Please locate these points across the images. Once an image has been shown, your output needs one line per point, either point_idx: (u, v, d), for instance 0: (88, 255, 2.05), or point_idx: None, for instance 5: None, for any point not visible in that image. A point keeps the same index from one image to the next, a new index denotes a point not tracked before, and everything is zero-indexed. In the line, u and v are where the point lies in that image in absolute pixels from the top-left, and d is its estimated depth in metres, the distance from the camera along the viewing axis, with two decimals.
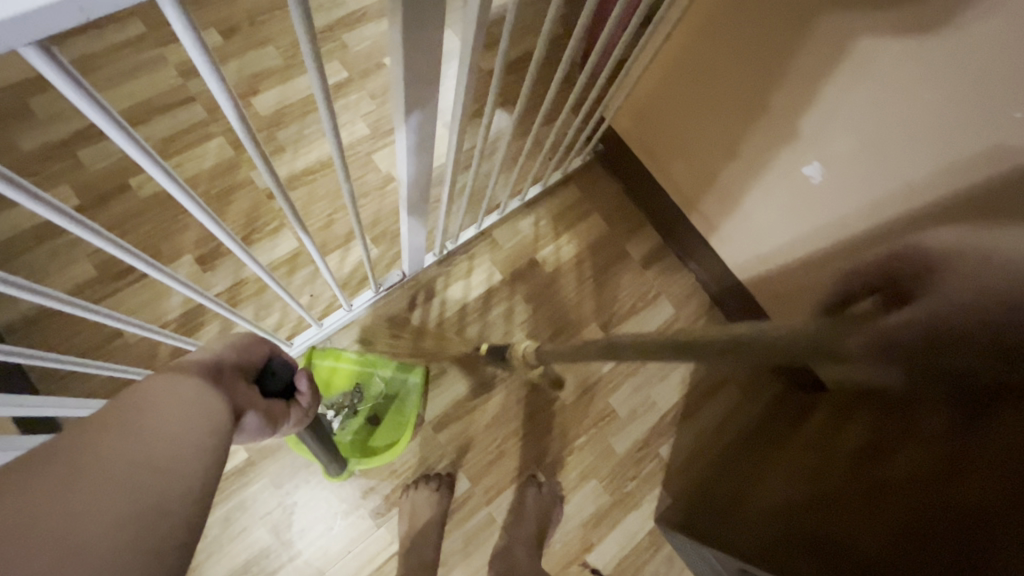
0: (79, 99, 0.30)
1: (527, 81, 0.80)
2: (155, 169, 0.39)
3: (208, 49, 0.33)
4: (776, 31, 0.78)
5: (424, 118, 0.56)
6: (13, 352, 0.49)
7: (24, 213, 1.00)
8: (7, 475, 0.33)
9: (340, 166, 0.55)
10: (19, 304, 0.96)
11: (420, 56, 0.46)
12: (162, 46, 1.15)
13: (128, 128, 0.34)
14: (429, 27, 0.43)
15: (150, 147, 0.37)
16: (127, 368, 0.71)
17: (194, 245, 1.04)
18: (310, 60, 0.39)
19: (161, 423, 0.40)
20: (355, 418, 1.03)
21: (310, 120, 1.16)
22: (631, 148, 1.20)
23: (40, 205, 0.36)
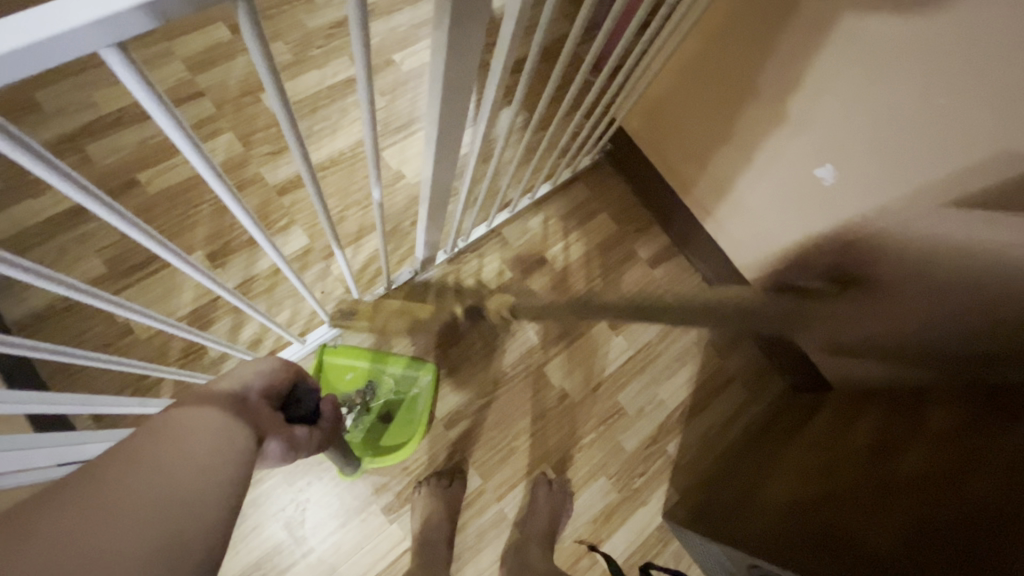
0: (145, 95, 0.31)
1: (556, 68, 0.81)
2: (202, 164, 0.39)
3: (260, 37, 0.33)
4: (792, 30, 0.78)
5: (455, 111, 0.57)
6: (38, 347, 0.48)
7: (30, 209, 0.99)
8: (51, 497, 0.35)
9: (370, 147, 0.56)
10: (27, 300, 0.95)
11: (460, 48, 0.46)
12: (170, 41, 1.14)
13: (174, 112, 0.34)
14: (473, 20, 0.43)
15: (196, 137, 0.37)
16: (181, 371, 0.81)
17: (205, 241, 1.04)
18: (355, 43, 0.39)
19: (191, 450, 0.42)
20: (367, 414, 1.03)
21: (320, 117, 1.16)
22: (639, 143, 1.20)
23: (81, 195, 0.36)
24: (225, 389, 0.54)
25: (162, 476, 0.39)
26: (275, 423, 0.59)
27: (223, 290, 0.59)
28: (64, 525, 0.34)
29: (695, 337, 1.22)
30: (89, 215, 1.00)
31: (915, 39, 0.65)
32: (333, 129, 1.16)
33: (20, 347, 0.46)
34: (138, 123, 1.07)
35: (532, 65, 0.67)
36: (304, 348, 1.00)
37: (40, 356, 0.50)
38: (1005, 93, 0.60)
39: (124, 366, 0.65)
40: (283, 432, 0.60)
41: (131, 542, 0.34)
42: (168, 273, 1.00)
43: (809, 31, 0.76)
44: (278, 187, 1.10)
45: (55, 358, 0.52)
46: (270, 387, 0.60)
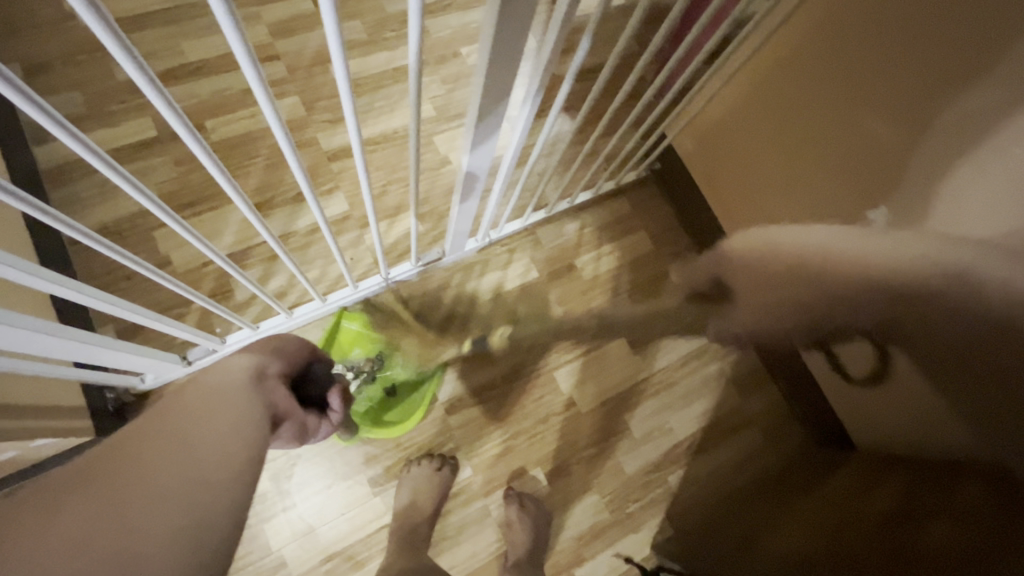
0: (235, 40, 0.37)
1: (611, 57, 0.82)
2: (268, 109, 0.45)
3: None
4: (876, 49, 0.73)
5: (499, 81, 0.56)
6: (59, 219, 0.50)
7: (104, 136, 1.06)
8: (92, 467, 0.46)
9: (416, 134, 0.59)
10: (84, 217, 1.01)
11: (512, 9, 0.46)
12: (259, 5, 1.20)
13: (233, 9, 0.34)
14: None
15: (266, 80, 0.42)
16: (220, 306, 0.86)
17: (251, 192, 1.08)
18: (413, 24, 0.43)
19: (205, 445, 0.51)
20: (369, 386, 1.02)
21: (381, 95, 1.20)
22: (689, 164, 1.17)
23: (170, 112, 0.42)
24: (246, 365, 0.63)
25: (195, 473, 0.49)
26: (288, 404, 0.66)
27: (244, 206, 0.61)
28: (92, 503, 0.43)
29: (716, 371, 1.18)
30: (154, 151, 1.07)
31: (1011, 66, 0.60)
32: (393, 108, 1.20)
33: (49, 217, 0.49)
34: (215, 76, 1.14)
35: (586, 52, 0.66)
36: (323, 307, 1.02)
37: (81, 238, 0.55)
38: None
39: (134, 266, 0.68)
40: (294, 416, 0.68)
41: (155, 524, 0.44)
42: (212, 216, 1.05)
43: (877, 69, 0.74)
44: (329, 153, 1.14)
45: (92, 243, 0.57)
46: (286, 367, 0.70)
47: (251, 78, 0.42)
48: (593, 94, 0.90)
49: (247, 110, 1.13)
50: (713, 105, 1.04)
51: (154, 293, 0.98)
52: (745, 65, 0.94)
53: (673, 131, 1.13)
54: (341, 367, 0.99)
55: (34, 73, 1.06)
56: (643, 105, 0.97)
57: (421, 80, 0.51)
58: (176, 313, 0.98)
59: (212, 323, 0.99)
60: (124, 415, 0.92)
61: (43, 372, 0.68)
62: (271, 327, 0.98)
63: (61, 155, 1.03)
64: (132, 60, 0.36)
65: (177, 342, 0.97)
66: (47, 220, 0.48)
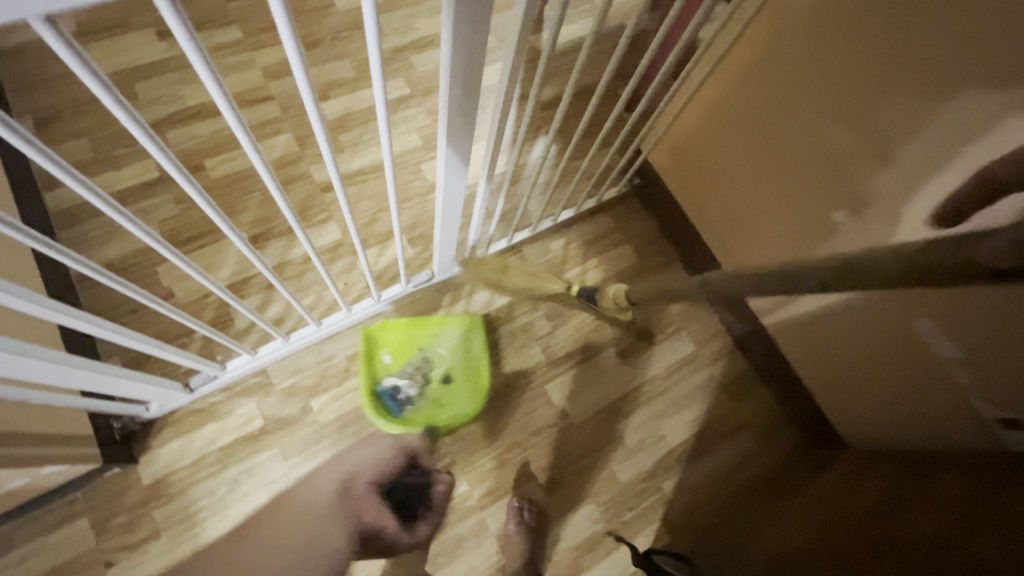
0: (209, 81, 0.42)
1: (573, 73, 0.89)
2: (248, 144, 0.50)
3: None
4: (831, 53, 0.78)
5: (466, 108, 0.61)
6: (62, 252, 0.53)
7: (111, 179, 1.12)
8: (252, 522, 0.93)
9: (390, 166, 0.64)
10: (91, 256, 1.06)
11: (465, 38, 0.50)
12: (254, 51, 1.28)
13: (204, 54, 0.40)
14: (475, 34, 0.50)
15: (241, 116, 0.48)
16: (224, 337, 0.90)
17: (248, 225, 1.14)
18: (374, 58, 0.48)
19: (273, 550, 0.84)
20: (428, 385, 1.11)
21: (370, 127, 1.26)
22: (667, 179, 1.21)
23: (161, 153, 0.47)
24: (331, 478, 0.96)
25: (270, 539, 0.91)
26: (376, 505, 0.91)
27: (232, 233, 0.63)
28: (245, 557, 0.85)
29: (706, 377, 1.20)
30: (157, 191, 1.13)
31: (962, 65, 0.65)
32: None
33: (60, 255, 0.54)
34: (213, 117, 1.21)
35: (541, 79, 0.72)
36: (318, 332, 1.05)
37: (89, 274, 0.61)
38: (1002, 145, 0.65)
39: (140, 299, 0.72)
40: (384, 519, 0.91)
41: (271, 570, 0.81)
42: (212, 249, 1.10)
43: (835, 75, 0.79)
44: (323, 185, 1.20)
45: (100, 278, 0.62)
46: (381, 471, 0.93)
47: (228, 117, 0.47)
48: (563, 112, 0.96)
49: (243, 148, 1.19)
50: (683, 119, 1.10)
51: (158, 325, 1.03)
52: (710, 81, 1.00)
53: (648, 147, 1.18)
54: (398, 379, 1.09)
55: (45, 124, 1.14)
56: (615, 118, 1.02)
57: (389, 114, 0.56)
58: (178, 342, 1.02)
59: (213, 350, 1.03)
60: (131, 444, 0.96)
61: (52, 399, 0.72)
62: (270, 353, 1.02)
63: (70, 199, 1.09)
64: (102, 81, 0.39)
65: (181, 371, 1.01)
66: (58, 258, 0.54)
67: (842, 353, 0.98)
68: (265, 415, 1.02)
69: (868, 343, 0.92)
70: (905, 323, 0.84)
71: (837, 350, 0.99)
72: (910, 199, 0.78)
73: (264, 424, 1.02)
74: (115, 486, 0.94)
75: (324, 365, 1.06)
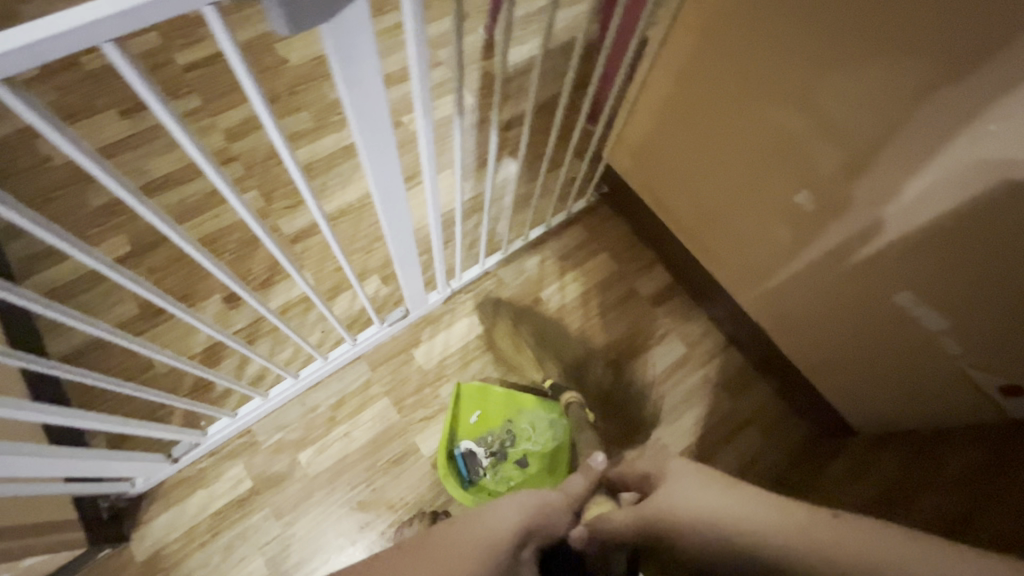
0: (64, 143, 0.42)
1: (531, 88, 0.90)
2: (129, 197, 0.50)
3: (129, 31, 0.34)
4: (755, 37, 0.78)
5: (381, 145, 0.60)
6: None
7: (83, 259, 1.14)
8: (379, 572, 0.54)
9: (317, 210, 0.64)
10: (70, 338, 1.07)
11: (353, 73, 0.49)
12: (214, 115, 1.30)
13: (54, 119, 0.40)
14: (366, 73, 0.50)
15: (123, 179, 0.48)
16: (209, 407, 0.90)
17: (223, 287, 1.14)
18: (255, 98, 0.49)
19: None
20: (503, 462, 1.05)
21: (334, 173, 1.27)
22: (633, 183, 1.20)
23: (45, 231, 0.48)
24: (515, 525, 0.56)
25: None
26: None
27: (133, 282, 0.61)
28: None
29: (701, 379, 1.17)
30: (129, 265, 1.15)
31: (875, 31, 0.65)
32: (346, 183, 1.27)
33: (9, 358, 0.54)
34: (179, 186, 1.23)
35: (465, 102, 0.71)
36: (297, 384, 1.03)
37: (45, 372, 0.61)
38: (934, 103, 0.64)
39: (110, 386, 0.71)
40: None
41: None
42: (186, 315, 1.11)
43: (763, 60, 0.79)
44: (292, 236, 1.21)
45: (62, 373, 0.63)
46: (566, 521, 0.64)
47: (104, 177, 0.47)
48: (523, 127, 0.96)
49: (211, 211, 1.21)
50: (634, 123, 1.09)
51: (142, 398, 1.03)
52: (652, 81, 1.00)
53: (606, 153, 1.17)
54: (473, 444, 1.05)
55: None
56: (558, 128, 1.01)
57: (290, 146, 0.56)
58: (163, 413, 1.02)
59: (196, 417, 1.02)
60: (121, 521, 0.95)
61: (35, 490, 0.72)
62: (250, 413, 1.00)
63: (44, 285, 1.11)
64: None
65: (165, 442, 1.01)
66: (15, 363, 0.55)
67: (829, 336, 0.96)
68: (254, 475, 1.00)
69: (854, 321, 0.90)
70: (887, 299, 0.82)
71: (824, 333, 0.96)
72: (862, 172, 0.76)
73: (253, 484, 1.00)
74: (108, 567, 0.93)
75: (308, 416, 1.05)
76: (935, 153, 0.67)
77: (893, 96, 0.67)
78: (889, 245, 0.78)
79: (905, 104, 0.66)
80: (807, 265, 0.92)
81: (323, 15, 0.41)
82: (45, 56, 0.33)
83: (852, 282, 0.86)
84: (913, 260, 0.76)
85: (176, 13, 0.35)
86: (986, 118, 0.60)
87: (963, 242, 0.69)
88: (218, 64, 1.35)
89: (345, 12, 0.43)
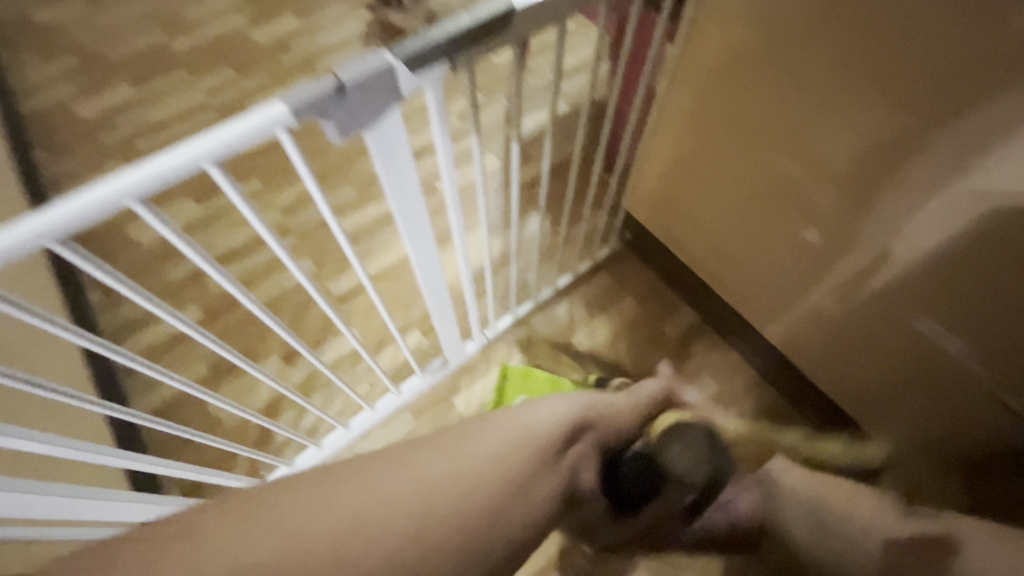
0: (167, 231, 0.54)
1: (547, 152, 1.00)
2: (212, 270, 0.61)
3: (230, 153, 0.46)
4: (750, 91, 0.85)
5: (414, 214, 0.70)
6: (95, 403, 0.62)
7: (162, 328, 1.29)
8: None
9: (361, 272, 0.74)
10: (150, 399, 1.20)
11: (388, 158, 0.60)
12: (271, 194, 1.47)
13: (162, 214, 0.52)
14: (399, 155, 0.61)
15: (208, 257, 0.60)
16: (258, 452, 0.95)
17: (282, 346, 1.27)
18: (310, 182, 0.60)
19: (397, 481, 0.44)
20: None
21: (376, 238, 1.41)
22: (651, 228, 1.26)
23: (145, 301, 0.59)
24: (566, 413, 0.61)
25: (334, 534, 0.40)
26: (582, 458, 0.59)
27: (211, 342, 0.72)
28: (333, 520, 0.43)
29: (736, 416, 1.17)
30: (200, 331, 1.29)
31: (861, 79, 0.71)
32: (387, 246, 1.40)
33: (105, 409, 0.64)
34: (242, 258, 1.38)
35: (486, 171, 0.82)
36: (348, 434, 1.12)
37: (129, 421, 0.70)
38: (924, 138, 0.68)
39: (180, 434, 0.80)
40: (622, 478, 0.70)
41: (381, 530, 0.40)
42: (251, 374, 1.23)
43: (759, 111, 0.86)
44: (341, 297, 1.33)
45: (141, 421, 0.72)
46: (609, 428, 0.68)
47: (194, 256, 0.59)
48: (544, 185, 1.06)
49: (271, 279, 1.35)
50: (646, 173, 1.17)
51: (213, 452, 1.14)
52: (659, 135, 1.08)
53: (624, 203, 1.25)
54: None
55: (108, 291, 1.33)
56: (576, 185, 1.10)
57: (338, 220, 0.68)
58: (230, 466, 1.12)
59: (259, 468, 1.11)
60: None
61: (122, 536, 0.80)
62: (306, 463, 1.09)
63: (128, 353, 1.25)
64: (86, 257, 0.48)
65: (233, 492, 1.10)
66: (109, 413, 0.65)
67: (857, 366, 0.97)
68: None
69: (879, 350, 0.91)
70: (907, 325, 0.84)
71: (853, 363, 0.97)
72: (865, 207, 0.80)
73: None
74: None
75: None
76: (926, 185, 0.71)
77: (885, 134, 0.72)
78: (901, 273, 0.81)
79: (899, 141, 0.71)
80: (825, 297, 0.95)
81: (365, 125, 0.53)
82: (168, 176, 0.44)
83: (868, 312, 0.88)
84: (926, 287, 0.78)
85: (260, 139, 0.47)
86: (974, 148, 0.65)
87: (971, 266, 0.72)
88: (275, 149, 1.53)
89: (383, 121, 0.55)
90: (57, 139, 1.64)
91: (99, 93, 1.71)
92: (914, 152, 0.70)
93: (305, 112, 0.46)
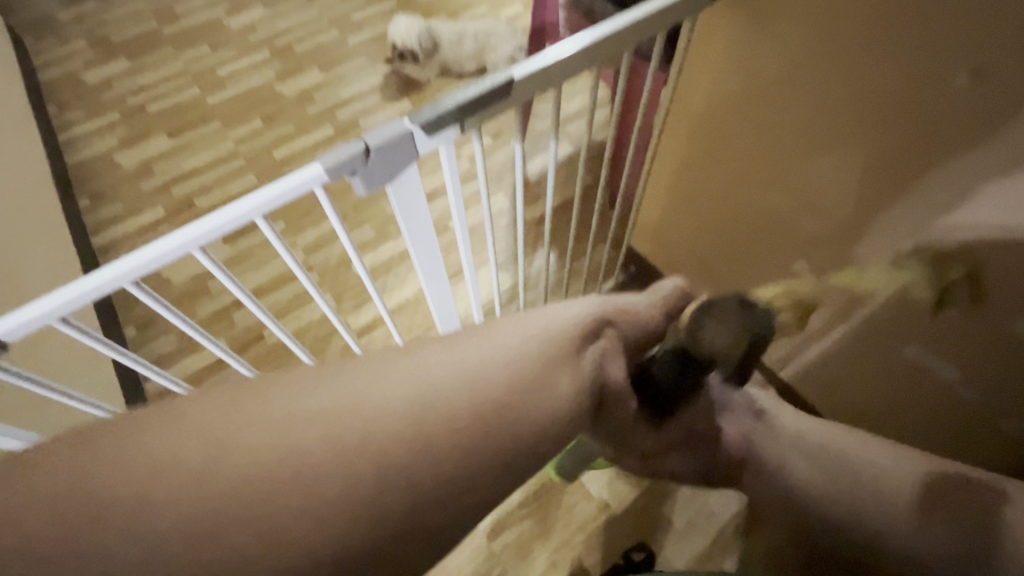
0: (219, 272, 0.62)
1: (550, 193, 1.08)
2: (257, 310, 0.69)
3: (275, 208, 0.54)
4: (740, 133, 0.92)
5: (429, 254, 0.78)
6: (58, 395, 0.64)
7: (192, 362, 1.37)
8: None
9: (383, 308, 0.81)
10: None
11: (408, 208, 0.68)
12: (294, 234, 1.57)
13: (216, 259, 0.61)
14: (417, 204, 0.68)
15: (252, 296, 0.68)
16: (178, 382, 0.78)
17: None
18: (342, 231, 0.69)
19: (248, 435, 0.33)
20: None
21: (392, 274, 1.49)
22: (654, 262, 1.32)
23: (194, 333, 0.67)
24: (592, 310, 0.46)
25: (259, 453, 0.32)
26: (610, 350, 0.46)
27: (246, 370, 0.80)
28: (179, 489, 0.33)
29: None
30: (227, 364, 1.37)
31: (835, 125, 0.76)
32: (403, 282, 1.48)
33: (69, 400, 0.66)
34: (267, 294, 1.47)
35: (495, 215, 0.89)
36: None
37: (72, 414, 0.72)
38: (896, 181, 0.73)
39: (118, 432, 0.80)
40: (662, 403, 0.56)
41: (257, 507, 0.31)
42: None
43: (749, 151, 0.92)
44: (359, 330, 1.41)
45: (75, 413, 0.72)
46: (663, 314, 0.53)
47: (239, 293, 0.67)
48: (548, 224, 1.13)
49: (293, 314, 1.44)
50: (646, 210, 1.24)
51: None
52: (656, 175, 1.15)
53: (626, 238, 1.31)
54: None
55: (141, 327, 1.42)
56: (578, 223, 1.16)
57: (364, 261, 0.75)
58: None
59: None
60: None
61: None
62: None
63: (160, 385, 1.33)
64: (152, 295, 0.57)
65: None
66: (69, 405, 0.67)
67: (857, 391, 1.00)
68: None
69: (876, 374, 0.95)
70: (898, 352, 0.88)
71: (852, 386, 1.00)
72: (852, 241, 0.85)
73: None
74: None
75: None
76: (903, 226, 0.75)
77: (862, 176, 0.76)
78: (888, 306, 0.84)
79: (874, 183, 0.75)
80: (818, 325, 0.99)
81: (388, 180, 0.61)
82: (223, 229, 0.52)
83: (859, 339, 0.92)
84: (912, 317, 0.82)
85: (300, 196, 0.55)
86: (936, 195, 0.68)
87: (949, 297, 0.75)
88: None
89: (403, 176, 0.63)
90: (100, 186, 1.78)
91: (139, 145, 1.86)
92: (888, 194, 0.75)
93: (337, 172, 0.54)
